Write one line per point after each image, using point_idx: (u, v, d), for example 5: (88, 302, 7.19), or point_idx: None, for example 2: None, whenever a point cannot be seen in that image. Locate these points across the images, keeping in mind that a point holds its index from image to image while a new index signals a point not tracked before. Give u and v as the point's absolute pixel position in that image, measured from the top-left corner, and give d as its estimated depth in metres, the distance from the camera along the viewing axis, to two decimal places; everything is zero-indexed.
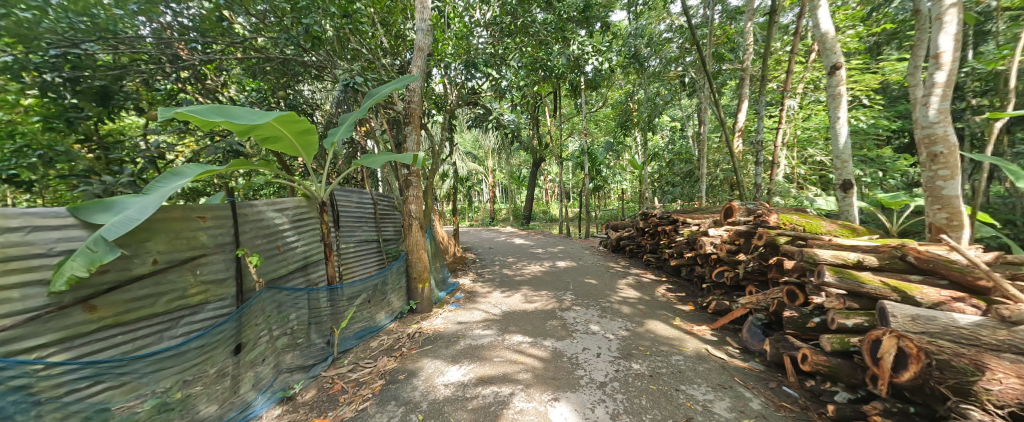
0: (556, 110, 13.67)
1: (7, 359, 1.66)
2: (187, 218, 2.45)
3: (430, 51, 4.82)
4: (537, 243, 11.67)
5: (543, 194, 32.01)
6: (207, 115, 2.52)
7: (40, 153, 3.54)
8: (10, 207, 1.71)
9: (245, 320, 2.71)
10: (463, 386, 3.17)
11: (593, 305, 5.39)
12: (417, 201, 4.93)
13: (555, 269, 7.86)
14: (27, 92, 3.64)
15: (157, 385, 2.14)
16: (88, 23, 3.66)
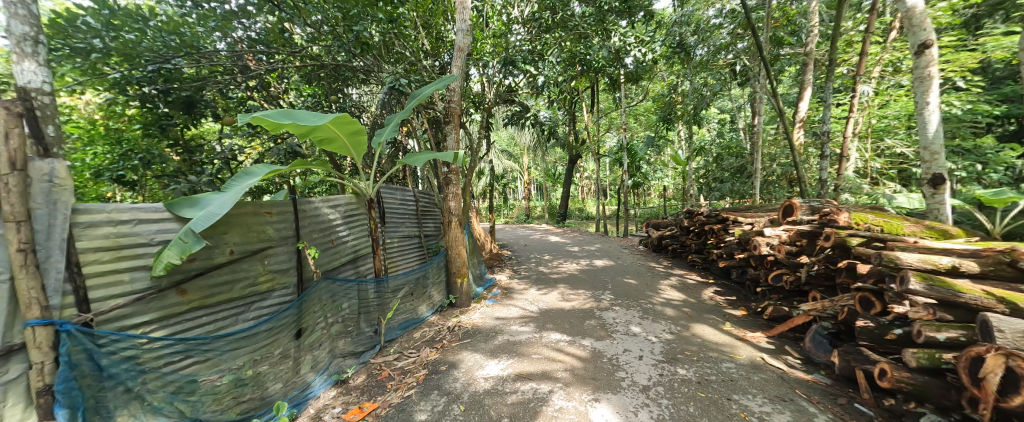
0: (594, 105, 13.34)
1: (120, 333, 1.93)
2: (257, 213, 2.70)
3: (469, 51, 4.90)
4: (573, 241, 11.50)
5: (579, 191, 31.48)
6: (275, 118, 2.75)
7: (140, 157, 4.04)
8: (122, 203, 2.00)
9: (304, 307, 2.96)
10: (502, 380, 3.22)
11: (633, 305, 5.22)
12: (457, 198, 5.05)
13: (592, 268, 7.71)
14: (130, 103, 4.24)
15: (234, 362, 2.39)
16: (177, 40, 4.14)
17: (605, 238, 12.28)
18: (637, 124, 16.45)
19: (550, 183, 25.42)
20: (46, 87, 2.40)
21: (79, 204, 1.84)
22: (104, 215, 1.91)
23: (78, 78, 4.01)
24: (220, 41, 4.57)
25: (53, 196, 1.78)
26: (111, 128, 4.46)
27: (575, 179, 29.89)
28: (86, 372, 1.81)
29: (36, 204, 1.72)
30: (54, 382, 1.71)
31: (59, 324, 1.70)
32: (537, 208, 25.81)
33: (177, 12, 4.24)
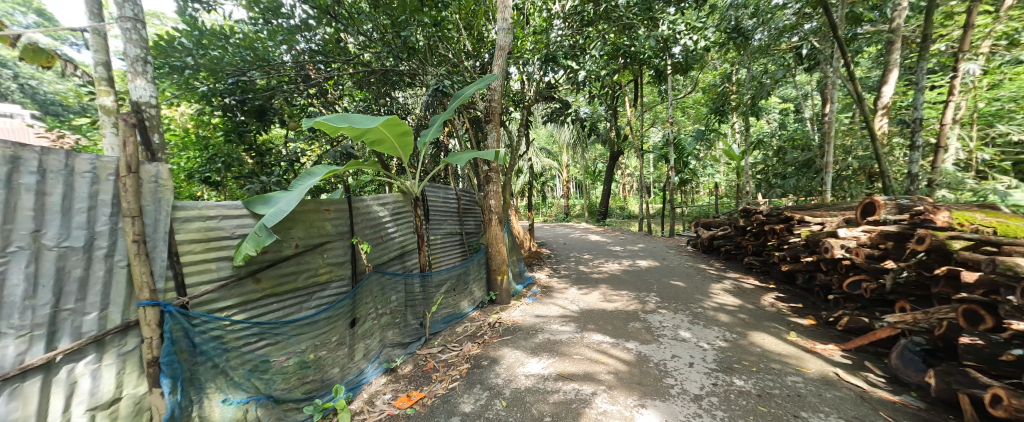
0: (638, 99, 12.77)
1: (209, 314, 2.20)
2: (317, 210, 2.95)
3: (510, 49, 4.90)
4: (615, 241, 11.12)
5: (621, 189, 30.42)
6: (334, 122, 2.98)
7: (223, 161, 4.64)
8: (210, 201, 2.29)
9: (357, 299, 3.19)
10: (544, 379, 3.21)
11: (682, 309, 4.94)
12: (497, 196, 5.11)
13: (635, 268, 7.41)
14: (215, 113, 4.82)
15: (298, 346, 2.64)
16: (251, 55, 4.62)
17: (650, 238, 11.73)
18: (687, 118, 15.50)
19: (591, 180, 24.83)
20: (152, 101, 2.87)
21: (178, 202, 2.11)
22: (197, 211, 2.20)
23: (176, 92, 4.66)
24: (286, 54, 5.00)
25: (158, 195, 2.04)
26: (200, 136, 5.11)
27: (617, 176, 28.96)
28: (184, 347, 2.07)
29: (145, 201, 1.97)
30: (160, 355, 1.96)
31: (163, 305, 1.95)
32: (577, 207, 25.34)
33: (252, 29, 4.73)
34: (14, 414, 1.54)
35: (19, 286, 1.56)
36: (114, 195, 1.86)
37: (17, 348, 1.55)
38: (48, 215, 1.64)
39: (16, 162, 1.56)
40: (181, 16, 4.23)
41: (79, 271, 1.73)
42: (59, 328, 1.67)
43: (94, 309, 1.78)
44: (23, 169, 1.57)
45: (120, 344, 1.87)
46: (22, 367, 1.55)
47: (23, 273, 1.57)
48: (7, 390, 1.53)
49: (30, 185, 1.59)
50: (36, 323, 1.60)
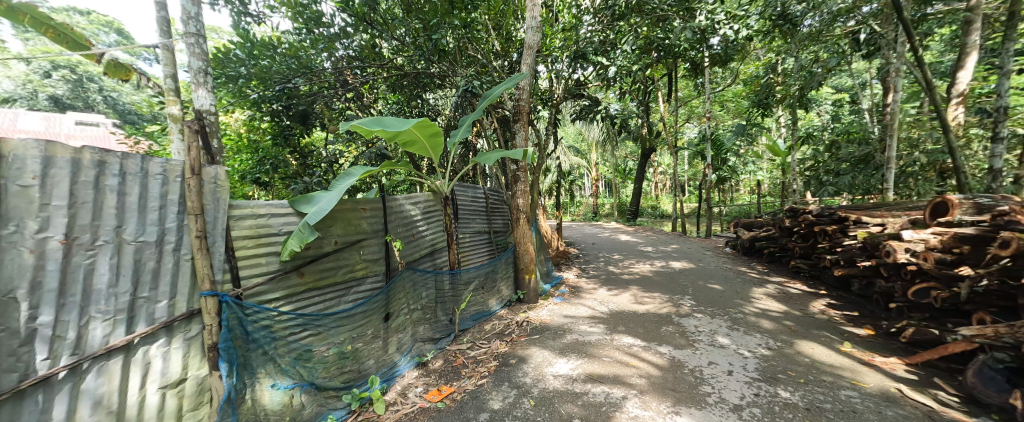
0: (672, 94, 12.26)
1: (259, 305, 2.38)
2: (354, 209, 3.10)
3: (538, 48, 4.88)
4: (646, 241, 10.77)
5: (652, 188, 29.46)
6: (369, 125, 3.11)
7: (271, 163, 5.05)
8: (259, 200, 2.47)
9: (391, 294, 3.33)
10: (573, 380, 3.19)
11: (719, 314, 4.70)
12: (525, 195, 5.11)
13: (668, 270, 7.13)
14: (264, 119, 5.21)
15: (338, 337, 2.79)
16: (296, 63, 4.91)
17: (684, 238, 11.25)
18: (726, 113, 14.65)
19: (621, 179, 24.19)
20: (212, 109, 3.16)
21: (234, 201, 2.30)
22: (248, 210, 2.38)
23: (231, 101, 5.09)
24: (326, 61, 5.25)
25: (217, 194, 2.23)
26: (251, 140, 5.54)
27: (649, 174, 28.04)
28: (238, 335, 2.24)
29: (207, 201, 2.16)
30: (219, 341, 2.15)
31: (220, 295, 2.14)
32: (607, 206, 24.80)
33: (297, 39, 5.04)
34: (102, 388, 1.76)
35: (105, 276, 1.76)
36: (182, 195, 2.06)
37: (104, 330, 1.76)
38: (129, 213, 1.85)
39: (102, 166, 1.76)
40: (236, 30, 4.61)
41: (153, 263, 1.95)
42: (137, 313, 1.88)
43: (164, 297, 1.99)
44: (108, 172, 1.77)
45: (186, 329, 2.07)
46: (107, 347, 1.76)
47: (109, 264, 1.77)
48: (97, 367, 1.75)
49: (114, 186, 1.79)
50: (118, 309, 1.81)
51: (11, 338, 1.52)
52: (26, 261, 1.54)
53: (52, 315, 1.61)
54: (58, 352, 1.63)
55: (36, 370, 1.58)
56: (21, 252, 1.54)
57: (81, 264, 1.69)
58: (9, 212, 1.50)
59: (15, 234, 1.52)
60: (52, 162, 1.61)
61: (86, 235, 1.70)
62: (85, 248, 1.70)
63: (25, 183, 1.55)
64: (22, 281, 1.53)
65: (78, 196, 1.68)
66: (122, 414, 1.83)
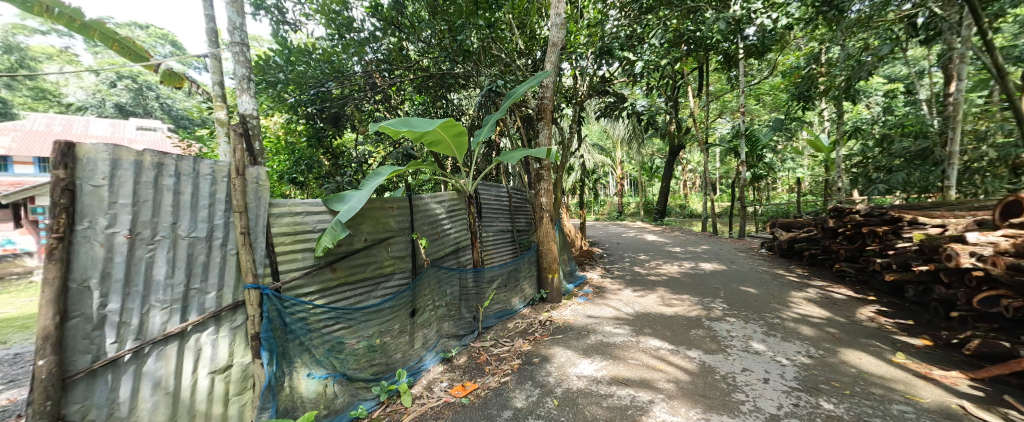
0: (703, 88, 11.75)
1: (296, 298, 2.51)
2: (383, 207, 3.21)
3: (563, 45, 4.83)
4: (674, 241, 10.42)
5: (681, 186, 28.45)
6: (396, 126, 3.19)
7: (306, 163, 5.41)
8: (296, 199, 2.60)
9: (417, 290, 3.42)
10: (597, 381, 3.14)
11: (754, 319, 4.47)
12: (548, 194, 5.08)
13: (698, 271, 6.87)
14: (300, 122, 5.51)
15: (367, 331, 2.90)
16: (329, 68, 5.12)
17: (714, 239, 10.78)
18: (762, 107, 13.83)
19: (648, 177, 23.54)
20: (255, 113, 3.37)
21: (274, 199, 2.44)
22: (286, 208, 2.52)
23: (271, 105, 5.42)
24: (357, 64, 5.43)
25: (259, 193, 2.37)
26: (288, 142, 5.85)
27: (678, 172, 27.05)
28: (277, 326, 2.37)
29: (250, 199, 2.30)
30: (260, 331, 2.29)
31: (262, 288, 2.28)
32: (632, 205, 24.18)
33: (330, 44, 5.24)
34: (160, 371, 1.94)
35: (163, 268, 1.93)
36: (228, 194, 2.21)
37: (162, 318, 1.94)
38: (182, 210, 2.01)
39: (161, 167, 1.92)
40: (275, 38, 4.90)
41: (203, 257, 2.10)
42: (190, 303, 2.04)
43: (213, 289, 2.14)
44: (165, 172, 1.94)
45: (232, 319, 2.22)
46: (165, 333, 1.93)
47: (166, 257, 1.94)
48: (156, 351, 1.92)
49: (170, 186, 1.96)
50: (174, 299, 1.98)
51: (85, 323, 1.70)
52: (99, 254, 1.72)
53: (119, 302, 1.79)
54: (124, 337, 1.81)
55: (106, 352, 1.76)
56: (93, 246, 1.71)
57: (143, 257, 1.86)
58: (83, 209, 1.67)
59: (88, 229, 1.70)
60: (119, 164, 1.79)
61: (146, 231, 1.87)
62: (146, 242, 1.87)
63: (96, 183, 1.72)
64: (94, 271, 1.71)
65: (140, 195, 1.85)
66: (177, 395, 2.00)
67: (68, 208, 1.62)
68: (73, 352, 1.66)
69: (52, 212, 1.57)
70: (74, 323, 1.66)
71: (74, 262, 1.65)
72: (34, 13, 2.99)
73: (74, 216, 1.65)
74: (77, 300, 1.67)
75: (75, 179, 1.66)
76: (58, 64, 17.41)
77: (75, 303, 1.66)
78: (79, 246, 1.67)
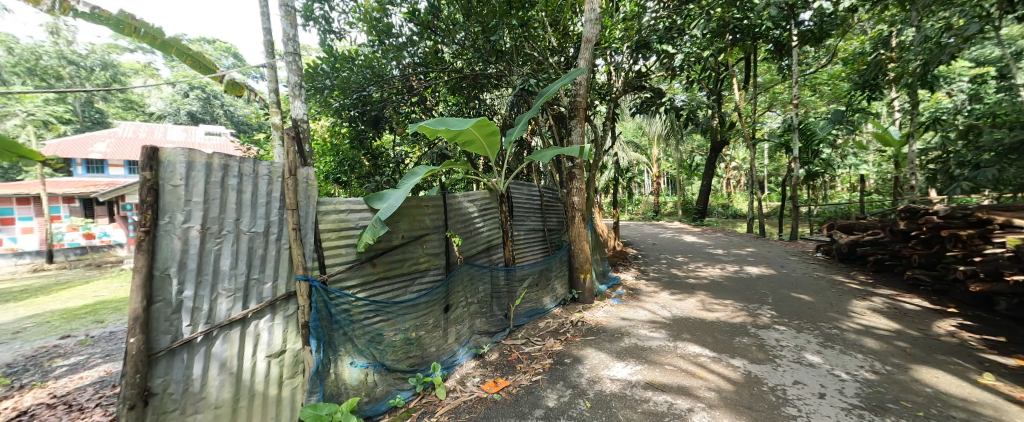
0: (749, 80, 11.00)
1: (340, 291, 2.66)
2: (419, 206, 3.32)
3: (597, 41, 4.72)
4: (716, 243, 9.85)
5: (723, 184, 26.86)
6: (433, 126, 3.28)
7: (348, 164, 5.77)
8: (340, 198, 2.76)
9: (451, 286, 3.52)
10: (631, 385, 3.06)
11: (808, 328, 4.13)
12: (581, 193, 5.00)
13: (743, 275, 6.45)
14: (343, 125, 5.85)
15: (404, 324, 3.03)
16: (370, 72, 5.40)
17: (761, 241, 10.08)
18: (819, 99, 12.66)
19: (688, 174, 22.45)
20: (305, 117, 3.60)
21: (321, 198, 2.61)
22: (332, 206, 2.68)
23: (317, 110, 5.80)
24: (395, 68, 5.64)
25: (309, 192, 2.56)
26: (333, 144, 6.24)
27: (721, 170, 25.54)
28: (324, 316, 2.54)
29: (301, 197, 2.48)
30: (310, 320, 2.46)
31: (311, 280, 2.45)
32: (669, 204, 23.21)
33: (371, 50, 5.53)
34: (226, 352, 2.15)
35: (228, 260, 2.14)
36: (282, 193, 2.41)
37: (227, 305, 2.15)
38: (244, 208, 2.22)
39: (226, 168, 2.13)
40: (323, 47, 5.25)
41: (261, 250, 2.31)
42: (250, 292, 2.25)
43: (269, 280, 2.34)
44: (230, 173, 2.15)
45: (285, 308, 2.41)
46: (230, 319, 2.14)
47: (230, 250, 2.16)
48: (223, 334, 2.14)
49: (234, 186, 2.17)
50: (237, 288, 2.19)
51: (166, 307, 1.92)
52: (177, 246, 1.94)
53: (193, 290, 2.01)
54: (196, 321, 2.03)
55: (183, 333, 1.98)
56: (172, 239, 1.93)
57: (212, 250, 2.08)
58: (165, 206, 1.89)
59: (169, 224, 1.92)
60: (193, 166, 2.00)
61: (215, 226, 2.09)
62: (214, 236, 2.08)
63: (175, 184, 1.94)
64: (173, 261, 1.93)
65: (209, 194, 2.06)
66: (239, 375, 2.21)
67: (153, 205, 1.85)
68: (156, 332, 1.89)
69: (141, 209, 1.80)
70: (157, 307, 1.89)
71: (158, 253, 1.88)
72: (124, 34, 3.40)
73: (157, 213, 1.87)
74: (159, 287, 1.89)
75: (158, 180, 1.88)
76: (143, 78, 19.74)
77: (158, 289, 1.89)
78: (161, 239, 1.89)
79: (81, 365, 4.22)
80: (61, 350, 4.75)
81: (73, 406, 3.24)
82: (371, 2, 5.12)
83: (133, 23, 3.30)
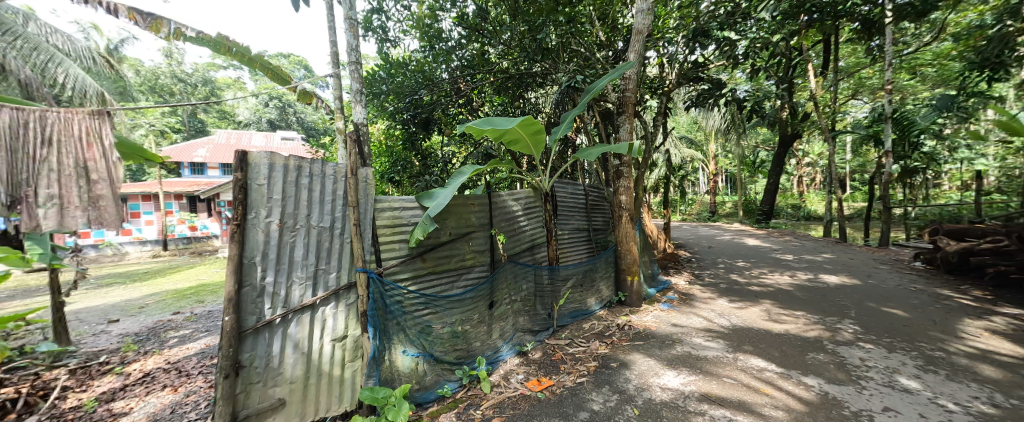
0: (829, 65, 9.76)
1: (394, 282, 2.81)
2: (465, 204, 3.42)
3: (649, 32, 4.48)
4: (785, 247, 8.89)
5: (795, 183, 24.23)
6: (479, 126, 3.34)
7: (400, 165, 6.16)
8: (394, 196, 2.93)
9: (495, 284, 3.60)
10: (684, 396, 2.88)
11: (901, 348, 3.58)
12: (628, 192, 4.81)
13: (819, 284, 5.75)
14: (396, 128, 6.24)
15: (450, 317, 3.15)
16: (421, 77, 5.67)
17: (841, 246, 8.91)
18: (919, 83, 10.84)
19: (751, 171, 20.60)
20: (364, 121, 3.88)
21: (378, 196, 2.78)
22: (387, 204, 2.85)
23: (374, 114, 6.23)
24: (445, 72, 5.85)
25: (368, 190, 2.75)
26: (387, 146, 6.69)
27: (792, 167, 23.05)
28: (380, 306, 2.70)
29: (361, 195, 2.68)
30: (368, 309, 2.64)
31: (369, 272, 2.62)
32: (728, 205, 21.50)
33: (422, 56, 5.81)
34: (298, 334, 2.41)
35: (301, 250, 2.40)
36: (345, 191, 2.61)
37: (300, 291, 2.41)
38: (313, 204, 2.46)
39: (299, 169, 2.39)
40: (380, 55, 5.64)
41: (328, 243, 2.53)
42: (319, 280, 2.49)
43: (334, 270, 2.56)
44: (302, 174, 2.40)
45: (347, 297, 2.62)
46: (302, 304, 2.40)
47: (303, 242, 2.41)
48: (296, 318, 2.40)
49: (306, 184, 2.41)
50: (308, 276, 2.44)
51: (252, 291, 2.22)
52: (260, 238, 2.22)
53: (273, 276, 2.29)
54: (276, 304, 2.32)
55: (264, 314, 2.27)
56: (257, 231, 2.22)
57: (288, 242, 2.35)
58: (252, 203, 2.19)
59: (255, 218, 2.21)
60: (273, 167, 2.27)
61: (291, 220, 2.35)
62: (290, 230, 2.35)
63: (259, 183, 2.22)
64: (258, 252, 2.22)
65: (287, 192, 2.33)
66: (310, 356, 2.46)
67: (243, 202, 2.15)
68: (245, 312, 2.20)
69: (234, 205, 2.10)
70: (245, 290, 2.19)
71: (246, 244, 2.18)
72: (221, 53, 3.92)
73: (246, 208, 2.17)
74: (247, 273, 2.19)
75: (246, 179, 2.18)
76: (234, 91, 22.62)
77: (246, 274, 2.19)
78: (249, 231, 2.19)
79: (187, 337, 4.99)
80: (174, 324, 5.67)
81: (181, 372, 3.83)
82: (423, 9, 5.38)
83: (227, 44, 3.77)
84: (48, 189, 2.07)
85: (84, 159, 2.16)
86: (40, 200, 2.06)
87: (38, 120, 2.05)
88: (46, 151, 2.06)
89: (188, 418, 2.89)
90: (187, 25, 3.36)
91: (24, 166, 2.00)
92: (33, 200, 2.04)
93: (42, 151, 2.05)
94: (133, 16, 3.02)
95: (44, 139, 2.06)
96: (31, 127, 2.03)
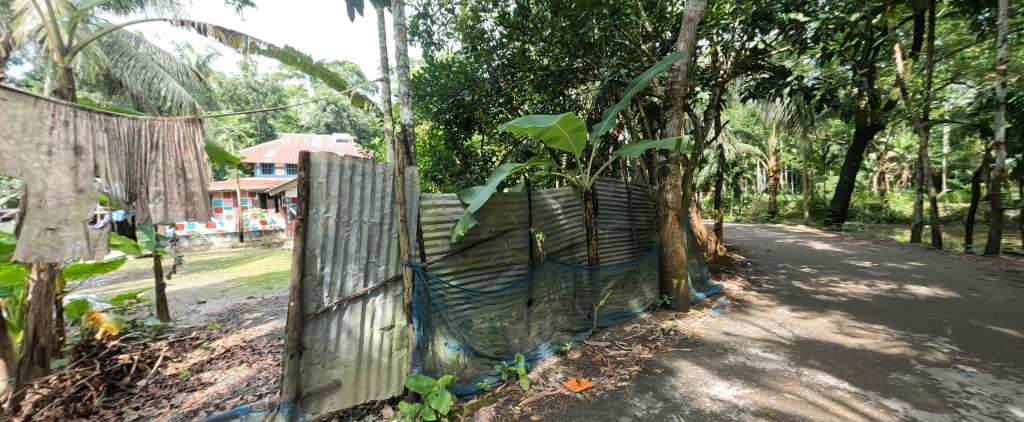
0: (922, 44, 8.47)
1: (437, 277, 2.91)
2: (505, 202, 3.45)
3: (701, 19, 4.19)
4: (862, 253, 7.90)
5: (874, 180, 21.44)
6: (520, 124, 3.34)
7: (443, 165, 6.39)
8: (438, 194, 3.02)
9: (534, 282, 3.61)
10: (738, 409, 2.68)
11: (1016, 374, 3.02)
12: (676, 190, 4.55)
13: (904, 296, 5.04)
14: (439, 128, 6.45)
15: (490, 313, 3.21)
16: (463, 78, 5.78)
17: (935, 253, 7.72)
18: None
19: (821, 168, 18.52)
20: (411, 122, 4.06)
21: (423, 193, 2.90)
22: (430, 201, 2.94)
23: (419, 115, 6.49)
24: (485, 72, 5.90)
25: (413, 188, 2.87)
26: (431, 146, 6.95)
27: (872, 162, 20.38)
28: (423, 298, 2.82)
29: (407, 193, 2.81)
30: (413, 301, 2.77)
31: (414, 266, 2.74)
32: (791, 204, 19.56)
33: (465, 57, 5.94)
34: (352, 322, 2.60)
35: (354, 244, 2.58)
36: (393, 189, 2.75)
37: (353, 282, 2.60)
38: (365, 201, 2.62)
39: (353, 168, 2.56)
40: (425, 58, 5.85)
41: (378, 238, 2.69)
42: (370, 272, 2.66)
43: (383, 263, 2.72)
44: (356, 172, 2.57)
45: (394, 289, 2.76)
46: (355, 294, 2.58)
47: (356, 236, 2.59)
48: (350, 306, 2.59)
49: (359, 182, 2.58)
50: (360, 268, 2.62)
51: (313, 279, 2.44)
52: (320, 232, 2.42)
53: (330, 266, 2.49)
54: (333, 293, 2.52)
55: (323, 302, 2.47)
56: (317, 225, 2.42)
57: (343, 235, 2.53)
58: (313, 199, 2.39)
59: (316, 213, 2.41)
60: (330, 166, 2.45)
61: (345, 216, 2.54)
62: (345, 224, 2.54)
63: (319, 181, 2.42)
64: (318, 244, 2.43)
65: (342, 190, 2.52)
66: (362, 343, 2.64)
67: (305, 199, 2.36)
68: (307, 299, 2.42)
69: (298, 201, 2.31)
70: (308, 279, 2.41)
71: (308, 237, 2.39)
72: (288, 64, 4.30)
73: (308, 204, 2.38)
74: (309, 264, 2.41)
75: (308, 178, 2.39)
76: (298, 97, 24.73)
77: (308, 265, 2.40)
78: (311, 225, 2.39)
79: (259, 320, 5.59)
80: (248, 307, 6.38)
81: (254, 350, 4.30)
82: (466, 11, 5.53)
83: (293, 54, 4.13)
84: (156, 187, 2.40)
85: (182, 161, 2.51)
86: (150, 196, 2.38)
87: (148, 127, 2.39)
88: (154, 154, 2.40)
89: (261, 392, 3.23)
90: (261, 40, 3.74)
91: (139, 167, 2.34)
92: (146, 195, 2.37)
93: (151, 154, 2.39)
94: (218, 34, 3.42)
95: (152, 144, 2.40)
96: (143, 134, 2.37)
